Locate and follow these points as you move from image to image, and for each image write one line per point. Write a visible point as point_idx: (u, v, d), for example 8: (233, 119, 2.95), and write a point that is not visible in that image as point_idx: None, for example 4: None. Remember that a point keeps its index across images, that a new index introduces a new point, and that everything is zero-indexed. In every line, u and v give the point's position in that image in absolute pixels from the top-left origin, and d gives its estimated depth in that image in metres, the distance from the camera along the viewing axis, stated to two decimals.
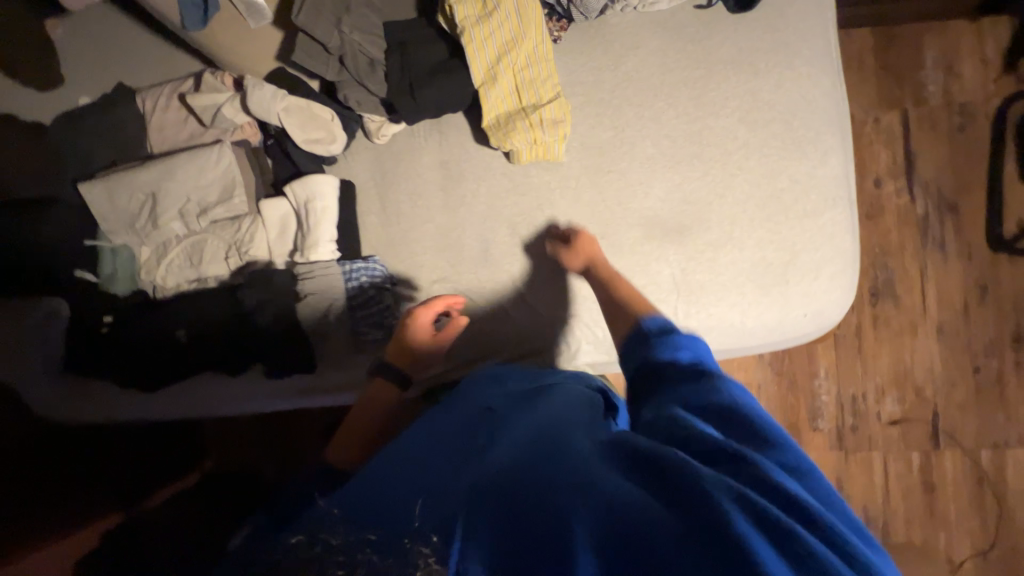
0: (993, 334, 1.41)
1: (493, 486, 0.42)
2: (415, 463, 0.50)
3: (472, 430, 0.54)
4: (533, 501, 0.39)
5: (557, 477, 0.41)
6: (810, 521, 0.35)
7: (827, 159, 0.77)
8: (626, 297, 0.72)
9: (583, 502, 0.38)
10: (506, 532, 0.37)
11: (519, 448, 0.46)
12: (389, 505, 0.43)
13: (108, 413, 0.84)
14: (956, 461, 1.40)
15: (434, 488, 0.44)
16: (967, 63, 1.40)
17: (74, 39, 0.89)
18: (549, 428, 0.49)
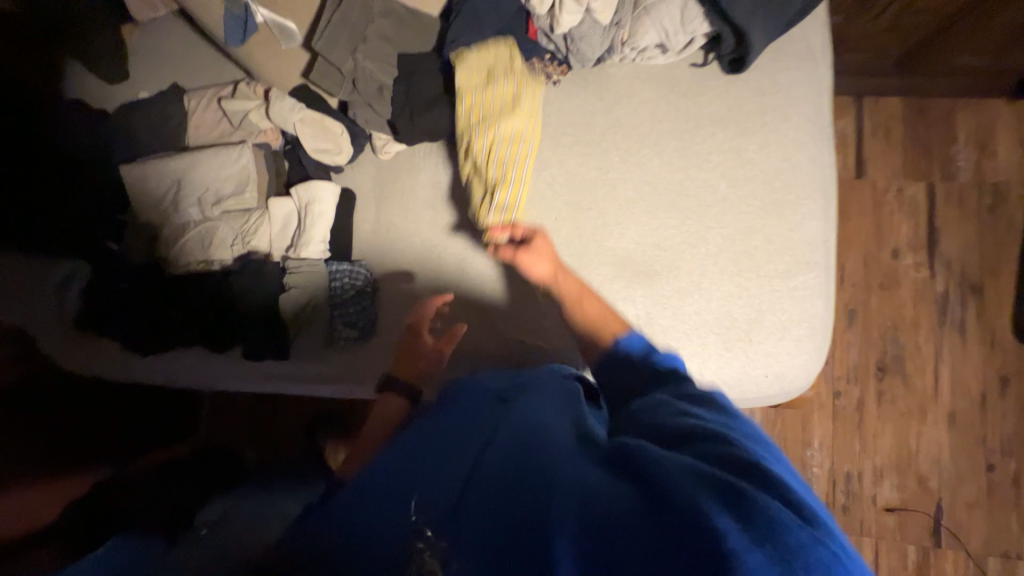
0: (1011, 430, 1.30)
1: (481, 482, 0.48)
2: (412, 459, 0.57)
3: (472, 422, 0.61)
4: (519, 488, 0.45)
5: (540, 466, 0.47)
6: (770, 490, 0.42)
7: (806, 223, 0.77)
8: (595, 316, 0.74)
9: (564, 485, 0.44)
10: (491, 523, 0.43)
11: (511, 440, 0.53)
12: (388, 504, 0.51)
13: (106, 369, 0.93)
14: (958, 565, 1.28)
15: (430, 486, 0.50)
16: (1003, 144, 1.36)
17: (143, 42, 1.03)
18: (540, 423, 0.56)
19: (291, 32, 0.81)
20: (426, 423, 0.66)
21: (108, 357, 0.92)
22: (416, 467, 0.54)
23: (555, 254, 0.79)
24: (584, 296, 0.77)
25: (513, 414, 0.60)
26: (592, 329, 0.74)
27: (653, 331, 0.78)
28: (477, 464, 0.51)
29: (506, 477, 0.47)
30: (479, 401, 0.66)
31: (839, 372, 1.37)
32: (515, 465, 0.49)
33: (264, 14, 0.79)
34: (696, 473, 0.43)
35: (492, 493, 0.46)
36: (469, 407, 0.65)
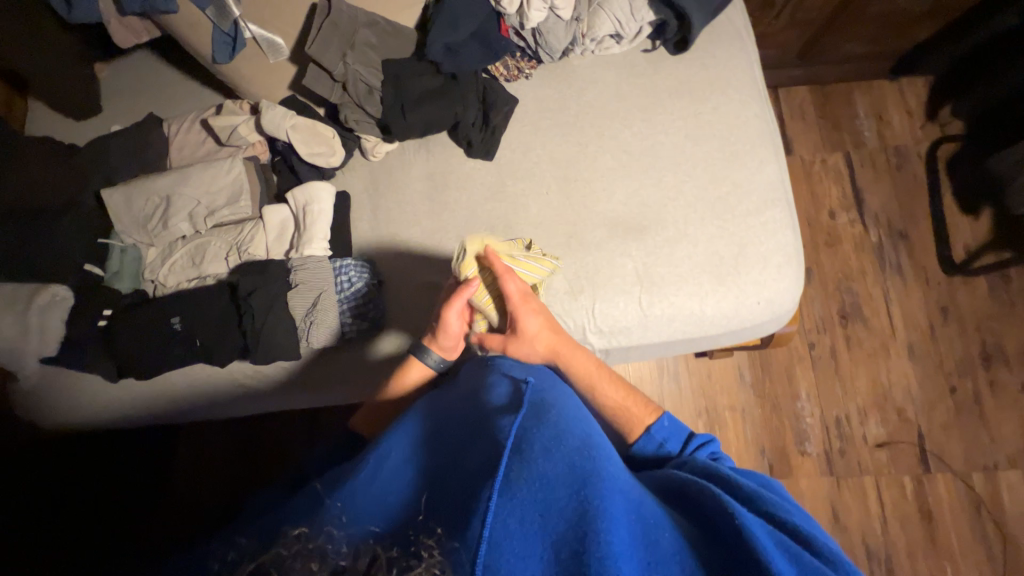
0: (961, 353, 1.46)
1: (532, 474, 0.45)
2: (434, 460, 0.52)
3: (492, 408, 0.55)
4: (578, 493, 0.44)
5: (597, 472, 0.46)
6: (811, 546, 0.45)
7: (763, 167, 0.88)
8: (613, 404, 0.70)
9: (626, 505, 0.45)
10: (546, 535, 0.42)
11: (558, 439, 0.50)
12: (401, 511, 0.42)
13: (92, 405, 0.87)
14: (950, 486, 1.37)
15: (466, 486, 0.45)
16: (894, 114, 1.61)
17: (114, 79, 1.04)
18: (582, 429, 0.54)
19: (280, 45, 0.86)
20: (435, 419, 0.59)
21: (100, 390, 0.86)
22: (441, 470, 0.49)
23: (551, 340, 0.72)
24: (600, 380, 0.71)
25: (549, 409, 0.55)
26: (622, 421, 0.69)
27: (652, 279, 0.85)
28: (521, 456, 0.47)
29: (560, 478, 0.46)
30: (499, 386, 0.60)
31: (809, 325, 1.49)
32: (569, 468, 0.47)
33: (253, 29, 0.83)
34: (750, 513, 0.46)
35: (546, 494, 0.44)
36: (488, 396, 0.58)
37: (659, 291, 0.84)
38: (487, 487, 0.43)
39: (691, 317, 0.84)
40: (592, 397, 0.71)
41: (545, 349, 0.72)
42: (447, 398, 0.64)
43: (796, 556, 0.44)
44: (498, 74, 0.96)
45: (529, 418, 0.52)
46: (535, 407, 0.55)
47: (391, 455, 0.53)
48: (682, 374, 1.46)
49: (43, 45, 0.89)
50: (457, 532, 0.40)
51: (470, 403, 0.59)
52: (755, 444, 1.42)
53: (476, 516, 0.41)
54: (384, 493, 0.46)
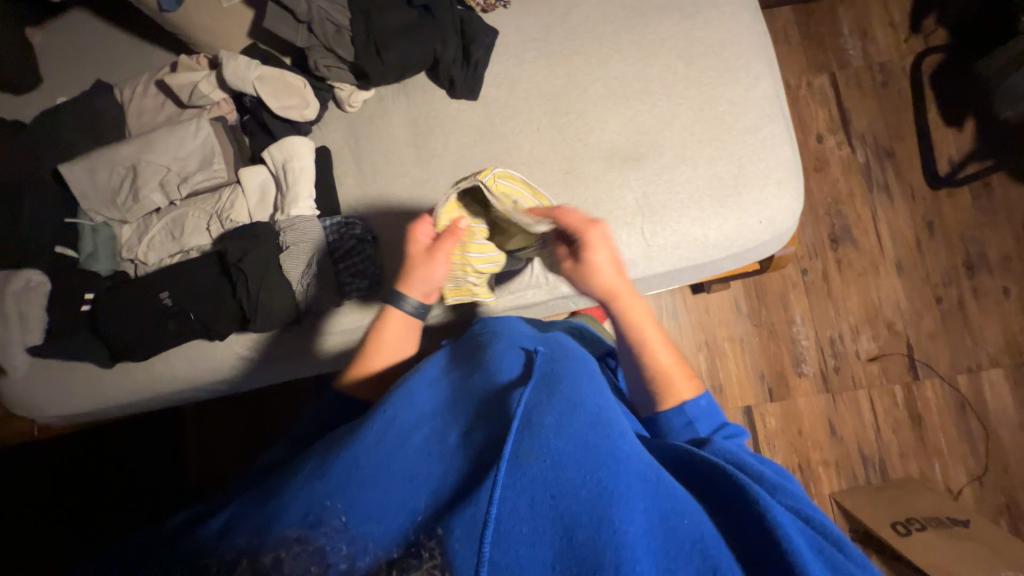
0: (947, 264, 1.50)
1: (542, 448, 0.38)
2: (440, 428, 0.46)
3: (500, 377, 0.51)
4: (592, 476, 0.37)
5: (613, 453, 0.40)
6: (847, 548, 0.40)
7: (758, 82, 0.85)
8: (658, 365, 0.66)
9: (644, 489, 0.39)
10: (557, 518, 0.35)
11: (571, 410, 0.43)
12: (390, 501, 0.38)
13: (87, 392, 0.83)
14: (937, 390, 1.45)
15: (469, 470, 0.40)
16: (878, 28, 1.57)
17: (49, 43, 0.93)
18: (596, 402, 0.47)
19: None
20: (445, 384, 0.52)
21: (95, 375, 0.83)
22: (444, 446, 0.44)
23: (610, 282, 0.68)
24: (650, 340, 0.67)
25: (561, 378, 0.49)
26: (657, 384, 0.65)
27: (654, 208, 0.83)
28: (532, 428, 0.40)
29: (574, 454, 0.39)
30: (510, 358, 0.55)
31: (801, 252, 1.51)
32: (585, 444, 0.40)
33: None
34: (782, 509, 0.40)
35: (558, 473, 0.37)
36: (497, 368, 0.53)
37: (661, 220, 0.83)
38: (490, 475, 0.37)
39: (694, 243, 0.83)
40: (643, 353, 0.66)
41: (604, 285, 0.68)
42: (455, 363, 0.57)
43: (830, 558, 0.38)
44: (474, 5, 0.88)
45: (539, 388, 0.46)
46: (546, 376, 0.49)
47: (399, 419, 0.46)
48: (680, 311, 1.48)
49: None
50: (456, 520, 0.35)
51: (478, 371, 0.53)
52: (754, 370, 1.47)
53: (477, 499, 0.36)
54: (382, 469, 0.41)
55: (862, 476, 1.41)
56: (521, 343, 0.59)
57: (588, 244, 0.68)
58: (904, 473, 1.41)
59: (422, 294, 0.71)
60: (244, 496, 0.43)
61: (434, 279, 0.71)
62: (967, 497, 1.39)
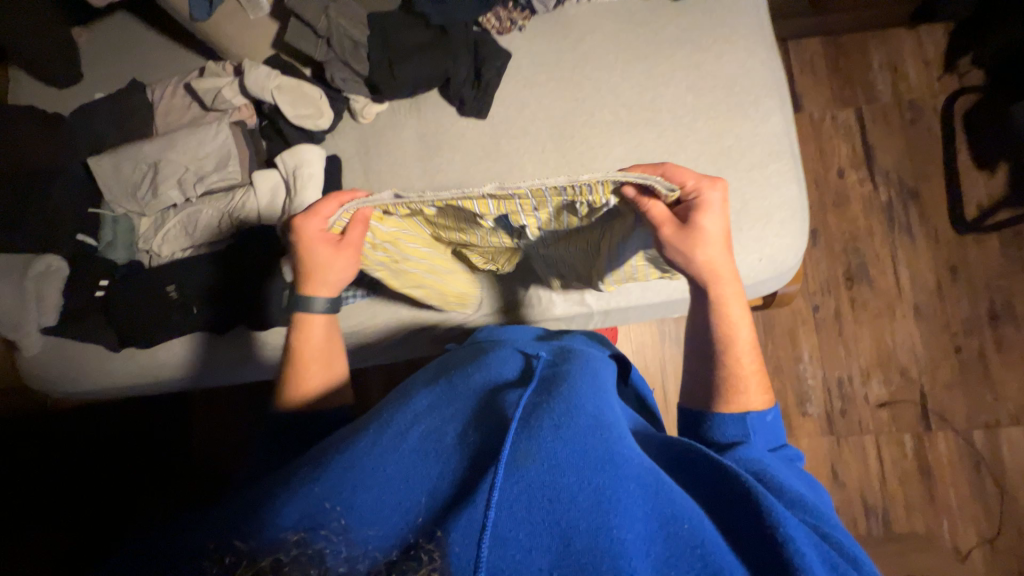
0: (969, 312, 1.43)
1: (539, 451, 0.38)
2: (437, 425, 0.44)
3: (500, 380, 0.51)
4: (591, 481, 0.37)
5: (613, 458, 0.39)
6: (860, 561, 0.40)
7: (768, 118, 0.85)
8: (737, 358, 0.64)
9: (643, 493, 0.38)
10: (554, 522, 0.35)
11: (569, 414, 0.42)
12: (390, 494, 0.38)
13: (94, 373, 0.87)
14: (950, 443, 1.38)
15: (464, 468, 0.40)
16: (910, 65, 1.53)
17: (93, 43, 1.00)
18: (596, 403, 0.46)
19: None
20: (440, 385, 0.50)
21: (101, 358, 0.87)
22: (438, 440, 0.42)
23: (719, 261, 0.64)
24: (737, 332, 0.65)
25: (560, 381, 0.49)
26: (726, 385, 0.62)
27: None
28: (529, 431, 0.40)
29: (571, 459, 0.38)
30: (508, 362, 0.55)
31: (813, 288, 1.47)
32: (583, 449, 0.39)
33: None
34: (793, 518, 0.39)
35: (555, 477, 0.37)
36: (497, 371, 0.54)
37: None
38: (488, 477, 0.37)
39: None
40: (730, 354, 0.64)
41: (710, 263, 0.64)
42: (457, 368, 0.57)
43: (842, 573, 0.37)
44: (490, 27, 0.91)
45: (536, 392, 0.46)
46: (545, 380, 0.49)
47: (395, 420, 0.45)
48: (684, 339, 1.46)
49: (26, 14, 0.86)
50: (457, 521, 0.35)
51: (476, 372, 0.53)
52: None
53: (476, 500, 0.36)
54: (377, 468, 0.40)
55: (862, 526, 1.35)
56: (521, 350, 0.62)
57: (706, 206, 0.63)
58: (908, 527, 1.34)
59: (329, 290, 0.70)
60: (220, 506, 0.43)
61: (345, 271, 0.69)
62: (975, 559, 1.32)
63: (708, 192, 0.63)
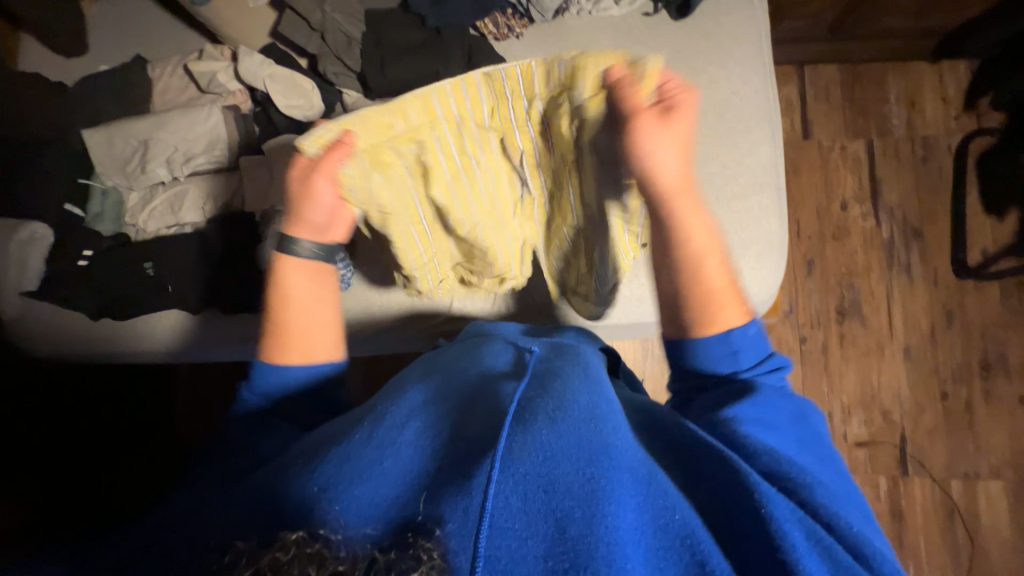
0: (960, 359, 1.40)
1: (535, 445, 0.41)
2: (432, 422, 0.48)
3: (496, 375, 0.54)
4: (584, 472, 0.40)
5: (604, 449, 0.42)
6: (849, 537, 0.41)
7: (755, 150, 0.85)
8: (695, 278, 0.59)
9: (634, 483, 0.42)
10: (550, 512, 0.38)
11: (562, 408, 0.45)
12: (393, 488, 0.41)
13: (68, 338, 0.90)
14: (925, 490, 1.36)
15: (461, 460, 0.43)
16: (928, 101, 1.49)
17: (100, 16, 1.01)
18: (590, 395, 0.48)
19: None
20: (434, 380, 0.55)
21: (79, 325, 0.89)
22: (435, 438, 0.46)
23: (662, 151, 0.59)
24: (700, 259, 0.60)
25: (554, 375, 0.51)
26: (698, 308, 0.58)
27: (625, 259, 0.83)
28: (524, 426, 0.43)
29: (565, 452, 0.41)
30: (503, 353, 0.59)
31: (803, 319, 1.44)
32: (577, 442, 0.42)
33: None
34: (779, 499, 0.42)
35: (549, 469, 0.40)
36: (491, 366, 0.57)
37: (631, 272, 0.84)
38: (486, 471, 0.40)
39: None
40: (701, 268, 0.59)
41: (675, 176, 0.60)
42: (448, 362, 0.60)
43: (828, 549, 0.40)
44: (487, 32, 0.90)
45: (530, 386, 0.50)
46: (539, 375, 0.52)
47: (391, 414, 0.48)
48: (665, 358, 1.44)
49: None
50: (454, 518, 0.38)
51: (471, 367, 0.57)
52: None
53: (473, 493, 0.39)
54: (376, 463, 0.43)
55: None
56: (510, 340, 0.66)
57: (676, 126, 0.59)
58: None
59: (311, 234, 0.65)
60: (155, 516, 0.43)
61: (325, 209, 0.64)
62: None
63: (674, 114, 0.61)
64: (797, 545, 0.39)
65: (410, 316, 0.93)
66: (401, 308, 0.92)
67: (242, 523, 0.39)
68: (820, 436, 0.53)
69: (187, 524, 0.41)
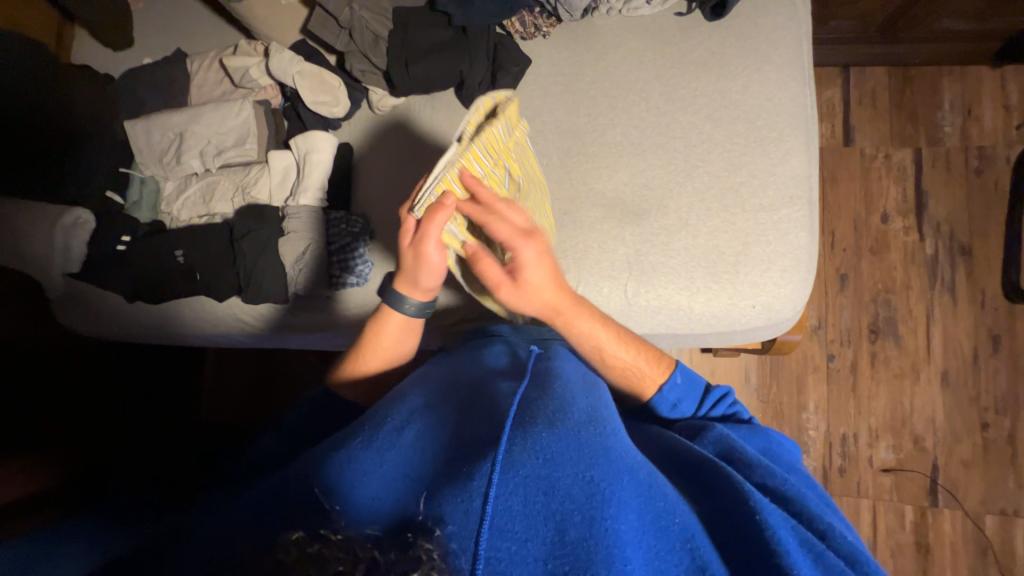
0: (1004, 387, 1.31)
1: (535, 447, 0.41)
2: (430, 423, 0.49)
3: (493, 378, 0.56)
4: (584, 474, 0.40)
5: (604, 452, 0.43)
6: (837, 547, 0.45)
7: (788, 159, 0.81)
8: (626, 355, 0.67)
9: (635, 487, 0.42)
10: (550, 515, 0.38)
11: (562, 411, 0.46)
12: (391, 486, 0.41)
13: (106, 320, 0.95)
14: (956, 524, 1.28)
15: (460, 460, 0.42)
16: (986, 109, 1.38)
17: (145, 11, 1.06)
18: (588, 402, 0.50)
19: None
20: (435, 383, 0.56)
21: (116, 307, 0.94)
22: (432, 443, 0.46)
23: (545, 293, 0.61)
24: (606, 344, 0.66)
25: (552, 380, 0.53)
26: (633, 381, 0.67)
27: (642, 268, 0.81)
28: (524, 428, 0.43)
29: (565, 454, 0.41)
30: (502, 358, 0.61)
31: (832, 335, 1.37)
32: (577, 445, 0.42)
33: None
34: (772, 507, 0.45)
35: (550, 471, 0.40)
36: (490, 368, 0.59)
37: (647, 282, 0.81)
38: (485, 471, 0.39)
39: (677, 313, 0.80)
40: (599, 358, 0.66)
41: (544, 304, 0.62)
42: (450, 367, 0.62)
43: (820, 555, 0.43)
44: (513, 31, 0.89)
45: (528, 388, 0.50)
46: (538, 378, 0.53)
47: (392, 417, 0.50)
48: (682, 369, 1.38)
49: None
50: (452, 519, 0.37)
51: (473, 369, 0.59)
52: None
53: (472, 494, 0.38)
54: (375, 466, 0.43)
55: None
56: (508, 342, 0.68)
57: (519, 263, 0.59)
58: None
59: (424, 294, 0.67)
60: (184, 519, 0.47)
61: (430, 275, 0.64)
62: None
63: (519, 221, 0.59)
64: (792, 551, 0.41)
65: None
66: None
67: (243, 531, 0.39)
68: (791, 465, 0.60)
69: (198, 526, 0.43)
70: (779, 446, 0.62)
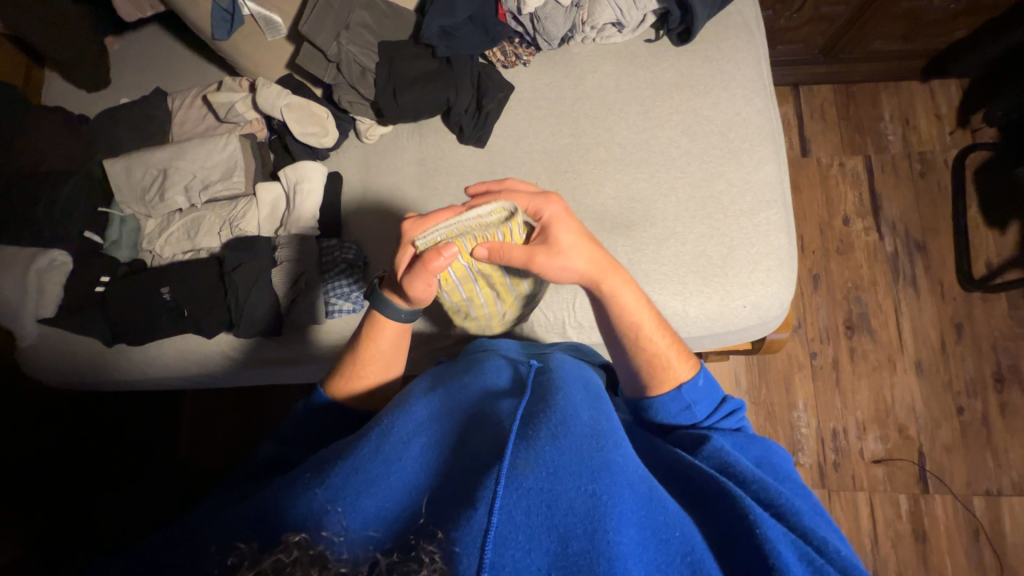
0: (973, 372, 1.39)
1: (537, 460, 0.43)
2: (436, 437, 0.50)
3: (495, 390, 0.57)
4: (586, 487, 0.42)
5: (607, 466, 0.45)
6: (832, 558, 0.46)
7: (761, 167, 0.87)
8: (653, 327, 0.67)
9: (635, 501, 0.44)
10: (553, 528, 0.40)
11: (564, 424, 0.47)
12: (392, 495, 0.44)
13: (81, 366, 0.90)
14: (948, 508, 1.32)
15: (467, 477, 0.44)
16: (922, 119, 1.53)
17: (123, 52, 1.06)
18: (590, 413, 0.52)
19: (276, 24, 0.88)
20: (437, 392, 0.56)
21: (92, 350, 0.89)
22: (440, 457, 0.48)
23: (587, 258, 0.64)
24: (643, 326, 0.67)
25: (554, 389, 0.54)
26: (655, 373, 0.65)
27: (636, 276, 0.84)
28: (526, 441, 0.45)
29: (567, 467, 0.43)
30: (501, 370, 0.62)
31: (812, 333, 1.44)
32: (577, 459, 0.44)
33: (251, 7, 0.85)
34: (772, 523, 0.46)
35: (554, 484, 0.42)
36: (491, 379, 0.59)
37: (642, 289, 0.83)
38: (490, 484, 0.42)
39: (673, 317, 0.83)
40: (635, 338, 0.66)
41: (581, 272, 0.65)
42: (450, 377, 0.61)
43: (818, 569, 0.45)
44: (495, 60, 0.94)
45: (529, 402, 0.52)
46: (539, 389, 0.55)
47: (395, 427, 0.50)
48: None
49: (62, 20, 0.92)
50: (457, 528, 0.38)
51: (472, 379, 0.59)
52: None
53: (480, 503, 0.40)
54: (380, 477, 0.45)
55: None
56: (507, 356, 0.68)
57: (548, 225, 0.64)
58: None
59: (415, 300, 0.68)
60: (173, 525, 0.45)
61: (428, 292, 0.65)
62: None
63: (550, 211, 0.64)
64: (785, 560, 0.43)
65: (422, 335, 0.93)
66: (415, 327, 0.91)
67: (253, 524, 0.39)
68: (784, 476, 0.59)
69: (199, 528, 0.42)
70: (780, 457, 0.62)
